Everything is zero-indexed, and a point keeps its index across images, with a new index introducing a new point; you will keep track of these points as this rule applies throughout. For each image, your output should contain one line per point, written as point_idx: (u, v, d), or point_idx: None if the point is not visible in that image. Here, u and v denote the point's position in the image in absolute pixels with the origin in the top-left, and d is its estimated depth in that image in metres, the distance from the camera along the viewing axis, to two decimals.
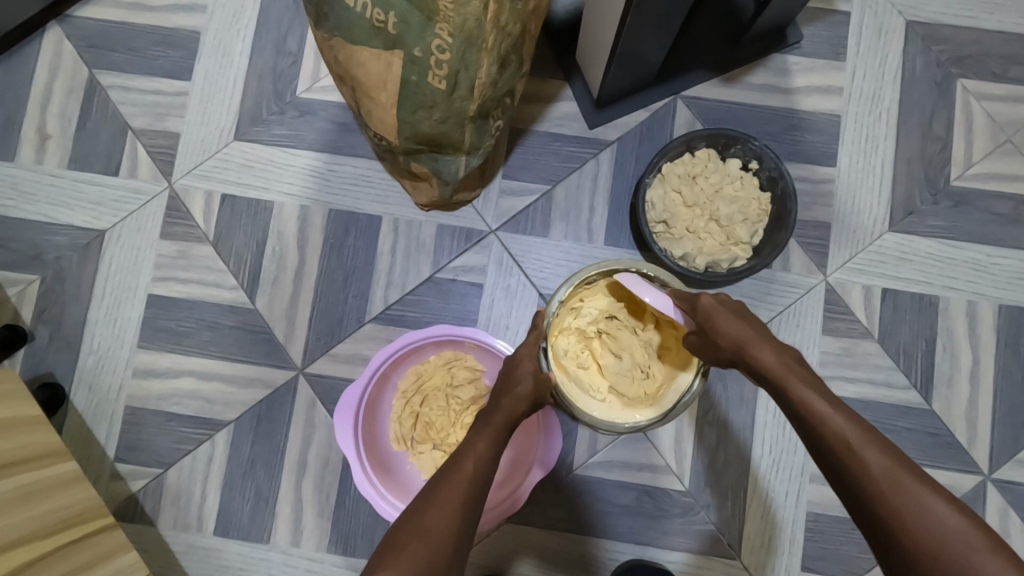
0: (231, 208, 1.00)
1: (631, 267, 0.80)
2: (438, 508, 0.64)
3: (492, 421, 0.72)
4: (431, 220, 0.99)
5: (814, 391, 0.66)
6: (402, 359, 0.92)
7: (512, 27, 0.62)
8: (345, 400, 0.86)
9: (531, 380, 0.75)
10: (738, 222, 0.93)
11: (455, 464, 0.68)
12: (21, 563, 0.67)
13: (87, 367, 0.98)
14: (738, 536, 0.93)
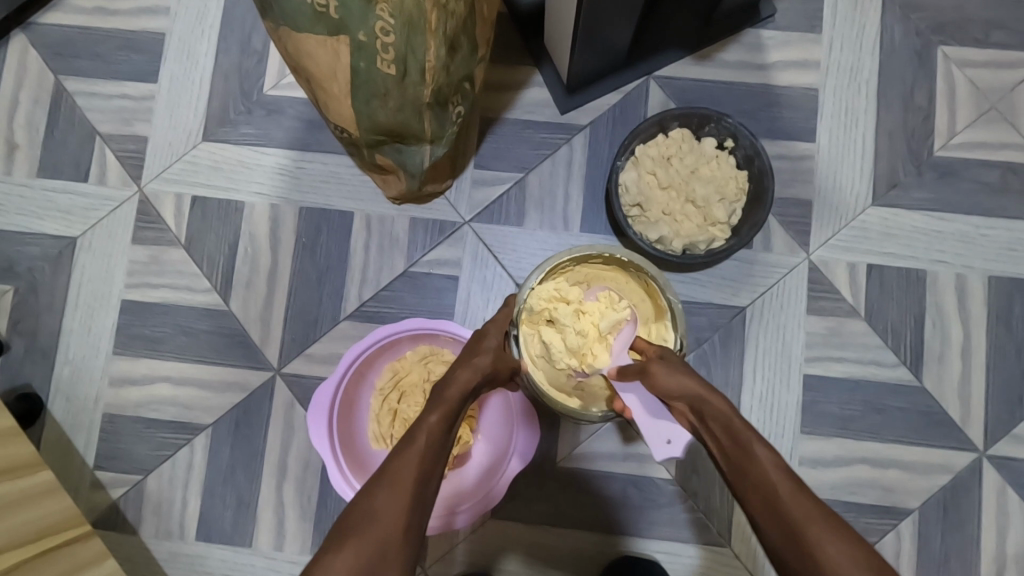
0: (202, 210, 0.99)
1: (604, 253, 0.80)
2: (393, 488, 0.62)
3: (449, 390, 0.69)
4: (404, 214, 0.97)
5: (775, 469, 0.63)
6: (378, 356, 0.91)
7: (456, 7, 0.60)
8: (318, 398, 0.84)
9: (491, 356, 0.72)
10: (715, 203, 0.90)
11: (409, 437, 0.66)
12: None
13: (64, 377, 0.97)
14: (728, 523, 0.91)
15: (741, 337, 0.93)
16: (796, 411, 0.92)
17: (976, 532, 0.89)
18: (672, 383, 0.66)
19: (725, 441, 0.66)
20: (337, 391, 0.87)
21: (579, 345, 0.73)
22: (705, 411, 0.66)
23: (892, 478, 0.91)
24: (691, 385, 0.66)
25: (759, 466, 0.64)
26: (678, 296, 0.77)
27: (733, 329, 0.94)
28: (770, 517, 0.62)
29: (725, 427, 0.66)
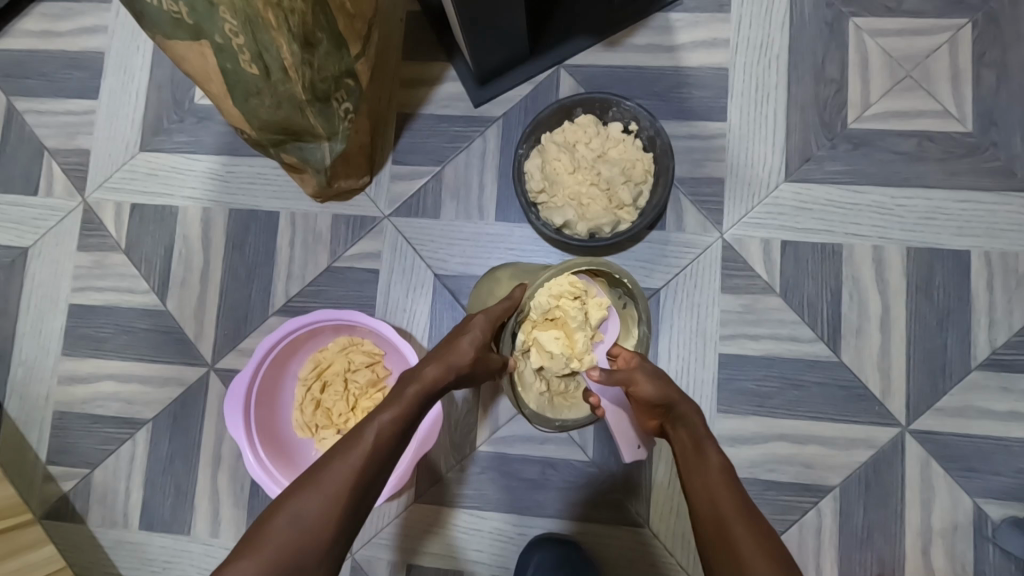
0: (140, 216, 1.04)
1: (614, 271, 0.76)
2: (320, 490, 0.63)
3: (407, 391, 0.71)
4: (326, 211, 1.01)
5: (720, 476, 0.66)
6: (299, 347, 0.94)
7: (296, 3, 0.64)
8: (234, 391, 0.88)
9: (471, 356, 0.73)
10: (620, 185, 0.91)
11: (356, 432, 0.68)
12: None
13: (18, 378, 1.03)
14: (646, 502, 0.92)
15: (656, 318, 0.94)
16: (713, 390, 0.92)
17: (900, 507, 0.87)
18: (653, 389, 0.70)
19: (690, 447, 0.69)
20: (255, 382, 0.90)
21: (576, 344, 0.75)
22: (681, 419, 0.70)
23: (812, 455, 0.90)
24: (672, 391, 0.70)
25: (710, 471, 0.66)
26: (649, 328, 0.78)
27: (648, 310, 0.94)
28: (708, 518, 0.63)
29: (691, 434, 0.69)
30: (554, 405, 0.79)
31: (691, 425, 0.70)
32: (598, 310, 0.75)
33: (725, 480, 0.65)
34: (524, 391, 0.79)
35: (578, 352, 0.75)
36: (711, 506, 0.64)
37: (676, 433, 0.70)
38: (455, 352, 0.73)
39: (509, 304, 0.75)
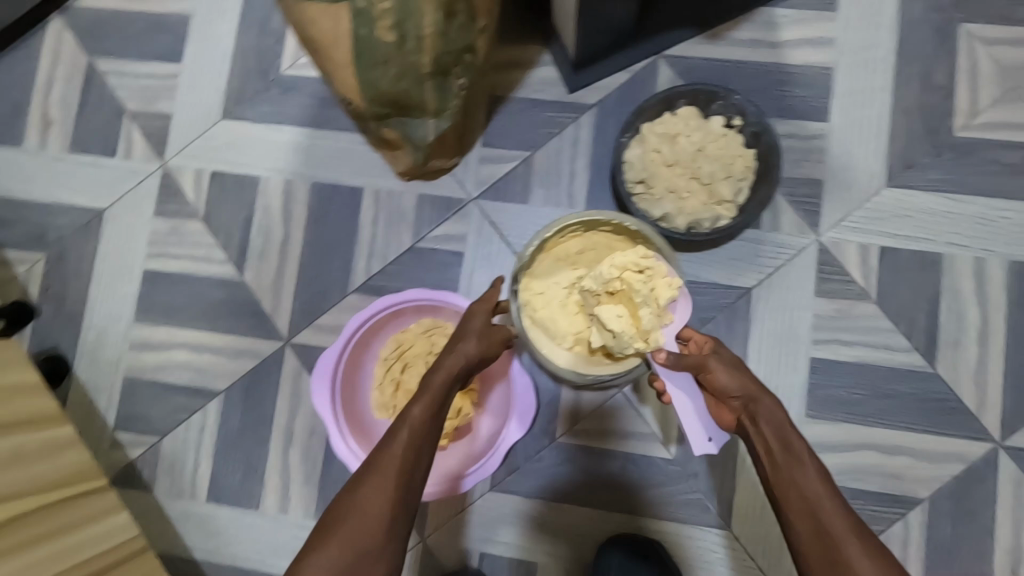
0: (219, 184, 1.03)
1: (615, 221, 0.77)
2: (374, 485, 0.64)
3: (434, 377, 0.68)
4: (412, 190, 0.99)
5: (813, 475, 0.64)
6: (383, 327, 0.93)
7: None
8: (321, 367, 0.88)
9: (477, 339, 0.72)
10: (721, 180, 0.89)
11: (397, 421, 0.67)
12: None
13: (89, 341, 1.02)
14: (727, 505, 0.90)
15: (747, 318, 0.92)
16: (802, 394, 0.90)
17: (990, 524, 0.86)
18: (729, 380, 0.66)
19: (775, 445, 0.65)
20: (343, 357, 0.90)
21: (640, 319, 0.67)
22: (760, 411, 0.66)
23: (901, 466, 0.88)
24: (747, 380, 0.66)
25: (800, 472, 0.64)
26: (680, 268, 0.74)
27: (739, 309, 0.92)
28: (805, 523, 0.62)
29: (774, 427, 0.65)
30: (587, 361, 0.73)
31: (771, 419, 0.66)
32: (665, 289, 0.67)
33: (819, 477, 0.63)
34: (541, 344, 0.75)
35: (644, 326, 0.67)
36: (810, 514, 0.62)
37: (756, 429, 0.66)
38: (462, 338, 0.72)
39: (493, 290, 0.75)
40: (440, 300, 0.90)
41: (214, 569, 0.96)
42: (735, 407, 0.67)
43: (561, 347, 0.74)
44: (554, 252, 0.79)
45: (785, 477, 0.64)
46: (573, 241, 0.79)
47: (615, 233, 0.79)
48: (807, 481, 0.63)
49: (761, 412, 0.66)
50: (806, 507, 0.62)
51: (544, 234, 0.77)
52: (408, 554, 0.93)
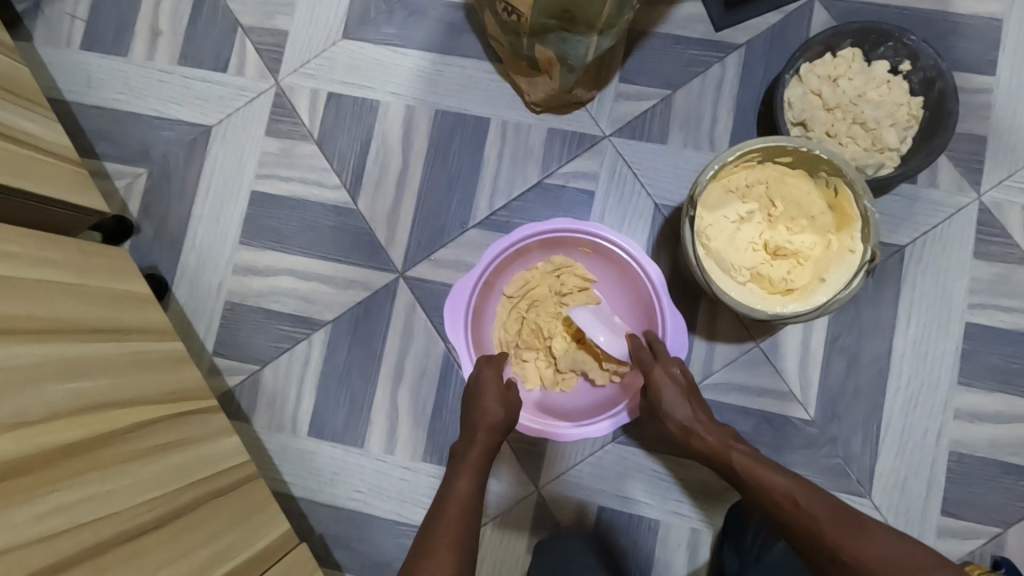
0: (337, 106, 0.97)
1: (799, 149, 0.70)
2: (437, 555, 0.66)
3: (460, 477, 0.76)
4: (542, 124, 0.94)
5: (863, 529, 0.62)
6: (511, 261, 0.88)
7: None
8: (453, 302, 0.84)
9: (501, 409, 0.80)
10: (887, 126, 0.84)
11: (439, 512, 0.72)
12: (107, 430, 0.61)
13: (189, 264, 0.97)
14: (870, 474, 0.84)
15: (899, 277, 0.86)
16: (955, 361, 0.85)
17: None
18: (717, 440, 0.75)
19: (819, 514, 0.65)
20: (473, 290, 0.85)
21: (762, 260, 0.73)
22: (754, 479, 0.70)
23: None
24: (738, 451, 0.73)
25: (832, 510, 0.64)
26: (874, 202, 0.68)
27: (890, 267, 0.87)
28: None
29: (780, 471, 0.70)
30: (766, 298, 0.71)
31: (775, 482, 0.68)
32: (753, 228, 0.74)
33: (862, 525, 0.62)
34: (724, 283, 0.71)
35: (783, 265, 0.72)
36: (864, 551, 0.61)
37: (763, 480, 0.69)
38: (476, 424, 0.80)
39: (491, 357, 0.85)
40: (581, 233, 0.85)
41: (313, 508, 0.91)
42: (742, 465, 0.71)
43: (734, 281, 0.71)
44: (725, 181, 0.73)
45: (843, 545, 0.62)
46: (741, 173, 0.73)
47: (795, 164, 0.72)
48: (840, 516, 0.64)
49: (764, 481, 0.69)
50: (848, 546, 0.61)
51: (724, 160, 0.70)
52: (522, 504, 0.88)
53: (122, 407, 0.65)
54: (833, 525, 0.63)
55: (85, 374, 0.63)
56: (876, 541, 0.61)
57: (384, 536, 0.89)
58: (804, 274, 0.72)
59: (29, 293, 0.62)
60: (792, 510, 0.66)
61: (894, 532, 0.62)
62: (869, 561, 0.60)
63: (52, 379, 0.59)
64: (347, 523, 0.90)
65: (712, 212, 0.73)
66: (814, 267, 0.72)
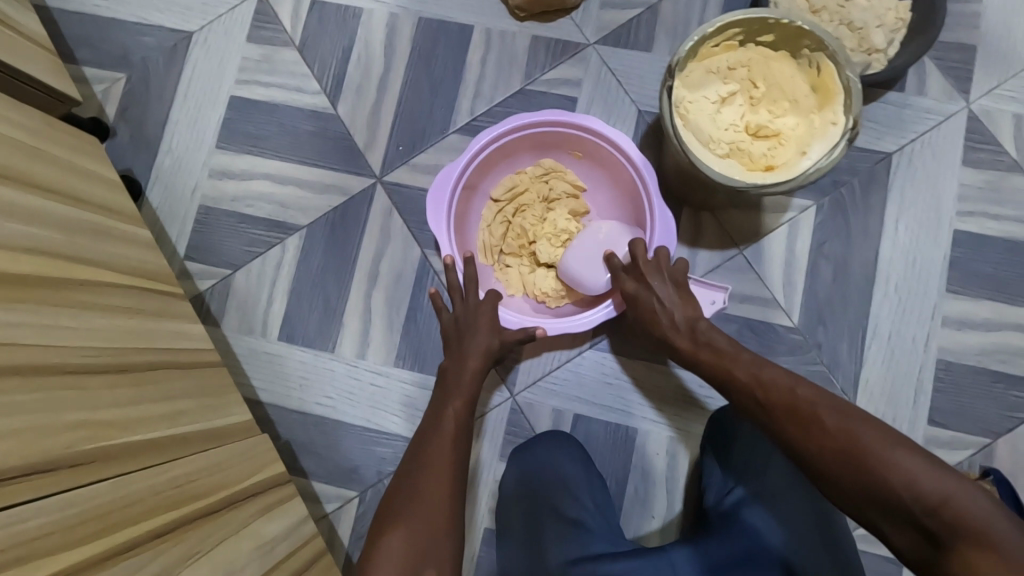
0: (320, 13, 0.95)
1: (783, 23, 0.68)
2: (431, 472, 0.65)
3: (451, 402, 0.73)
4: (525, 32, 0.93)
5: (828, 409, 0.57)
6: (497, 161, 0.85)
7: None
8: (436, 197, 0.80)
9: (496, 339, 0.77)
10: (874, 28, 0.82)
11: (433, 432, 0.70)
12: (64, 276, 0.58)
13: (165, 166, 0.95)
14: (855, 381, 0.82)
15: (886, 183, 0.85)
16: (943, 268, 0.83)
17: None
18: (687, 339, 0.71)
19: (781, 405, 0.60)
20: (458, 186, 0.81)
21: (742, 141, 0.71)
22: (727, 369, 0.66)
23: None
24: (706, 347, 0.69)
25: (789, 394, 0.60)
26: (857, 72, 0.67)
27: (877, 173, 0.85)
28: (833, 450, 0.54)
29: (744, 360, 0.65)
30: (747, 172, 0.69)
31: (746, 364, 0.64)
32: (733, 110, 0.72)
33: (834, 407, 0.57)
34: (704, 158, 0.69)
35: (764, 145, 0.71)
36: (817, 434, 0.56)
37: (729, 377, 0.65)
38: (468, 354, 0.76)
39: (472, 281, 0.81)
40: (573, 130, 0.82)
41: (281, 413, 0.89)
42: (710, 360, 0.68)
43: (713, 155, 0.70)
44: (707, 61, 0.72)
45: (801, 427, 0.57)
46: (722, 54, 0.72)
47: (777, 43, 0.71)
48: (796, 399, 0.59)
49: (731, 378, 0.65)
50: (805, 433, 0.57)
51: (706, 32, 0.68)
52: (498, 412, 0.86)
53: (82, 264, 0.62)
54: (792, 404, 0.59)
55: (43, 222, 0.59)
56: (827, 423, 0.56)
57: (350, 441, 0.88)
58: (787, 152, 0.70)
59: (7, 142, 0.59)
60: (755, 404, 0.62)
61: (854, 410, 0.56)
62: (820, 443, 0.55)
63: (14, 214, 0.55)
64: (314, 428, 0.88)
65: (693, 91, 0.71)
66: (796, 144, 0.70)
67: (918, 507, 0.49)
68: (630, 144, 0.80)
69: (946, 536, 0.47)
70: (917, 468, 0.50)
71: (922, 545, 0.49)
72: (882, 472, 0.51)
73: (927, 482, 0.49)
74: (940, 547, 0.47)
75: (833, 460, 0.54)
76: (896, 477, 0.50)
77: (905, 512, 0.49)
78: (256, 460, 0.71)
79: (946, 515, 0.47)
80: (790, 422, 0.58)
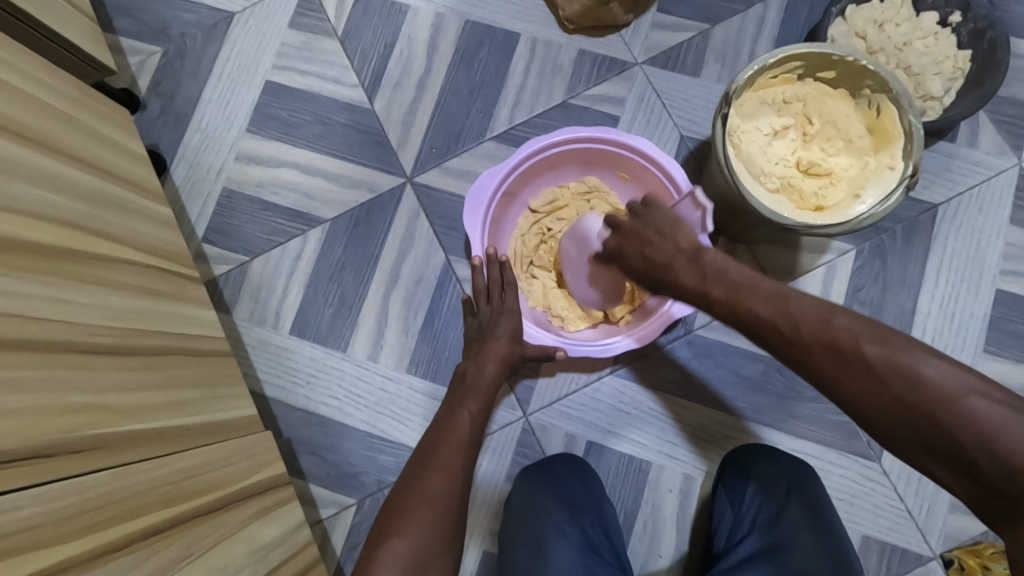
0: (365, 7, 0.94)
1: (847, 61, 0.66)
2: (441, 469, 0.61)
3: (466, 402, 0.70)
4: (572, 44, 0.91)
5: (879, 344, 0.47)
6: (541, 172, 0.83)
7: None
8: (475, 196, 0.77)
9: (515, 345, 0.76)
10: (931, 75, 0.81)
11: (447, 426, 0.67)
12: (83, 250, 0.55)
13: (191, 144, 0.93)
14: None
15: (930, 234, 0.82)
16: (982, 327, 0.81)
17: None
18: (692, 276, 0.60)
19: (816, 346, 0.49)
20: (497, 191, 0.79)
21: (790, 176, 0.69)
22: (745, 299, 0.56)
23: None
24: (717, 283, 0.58)
25: (825, 327, 0.50)
26: (920, 118, 0.64)
27: (921, 223, 0.83)
28: (875, 389, 0.46)
29: (764, 293, 0.55)
30: (796, 210, 0.67)
31: (769, 295, 0.54)
32: (785, 143, 0.70)
33: (885, 337, 0.47)
34: (754, 191, 0.67)
35: (813, 183, 0.69)
36: (867, 351, 0.47)
37: (744, 311, 0.55)
38: (486, 357, 0.74)
39: (501, 289, 0.79)
40: (624, 151, 0.80)
41: (283, 409, 0.86)
42: (722, 295, 0.57)
43: (763, 188, 0.68)
44: (762, 91, 0.69)
45: (831, 361, 0.48)
46: (777, 85, 0.70)
47: (837, 80, 0.69)
48: (844, 332, 0.49)
49: (751, 319, 0.54)
50: (847, 353, 0.48)
51: (765, 63, 0.66)
52: (507, 429, 0.83)
53: (102, 238, 0.59)
54: (821, 325, 0.50)
55: (66, 191, 0.56)
56: (872, 361, 0.46)
57: (352, 445, 0.85)
58: (838, 194, 0.69)
59: (39, 106, 0.57)
60: (777, 337, 0.52)
61: (924, 347, 0.46)
62: (872, 379, 0.46)
63: (44, 184, 0.53)
64: (317, 428, 0.86)
65: (746, 120, 0.69)
66: (849, 186, 0.69)
67: (983, 455, 0.41)
68: (678, 168, 0.77)
69: (1023, 499, 0.39)
70: (999, 420, 0.41)
71: (986, 502, 0.41)
72: (960, 420, 0.42)
73: (1013, 438, 0.40)
74: (1022, 514, 0.40)
75: (885, 405, 0.45)
76: (966, 431, 0.41)
77: (968, 465, 0.42)
78: (258, 457, 0.68)
79: (1011, 467, 0.40)
80: (814, 343, 0.49)
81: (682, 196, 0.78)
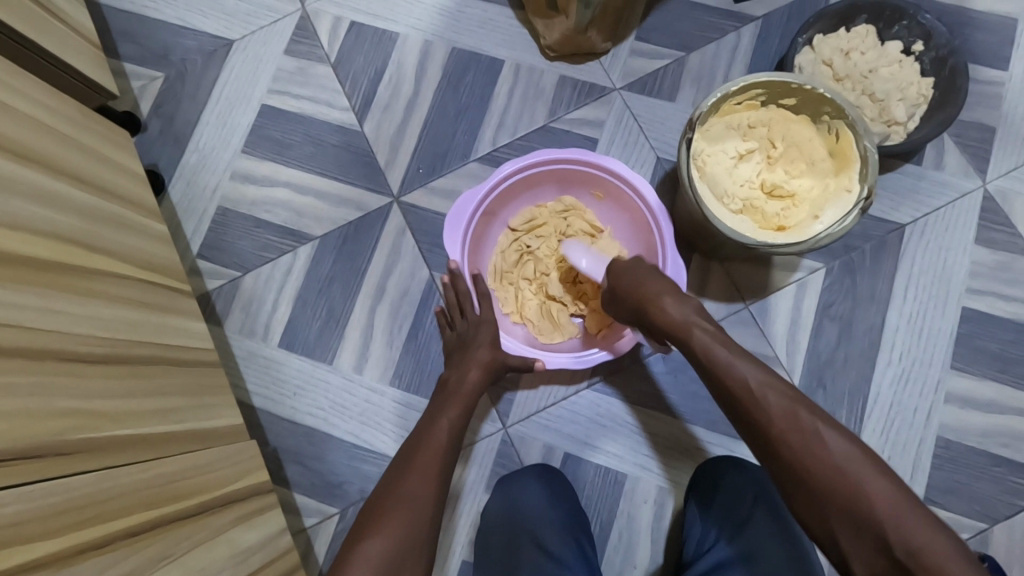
0: (357, 35, 0.98)
1: (805, 88, 0.69)
2: (420, 473, 0.63)
3: (447, 408, 0.72)
4: (554, 70, 0.95)
5: (818, 421, 0.55)
6: (520, 191, 0.86)
7: None
8: (456, 215, 0.80)
9: (495, 356, 0.78)
10: (895, 100, 0.84)
11: (429, 431, 0.69)
12: (78, 264, 0.58)
13: (189, 163, 0.97)
14: None
15: (897, 252, 0.85)
16: (949, 343, 0.83)
17: None
18: (677, 314, 0.64)
19: (771, 411, 0.56)
20: (477, 210, 0.82)
21: (754, 198, 0.73)
22: (714, 351, 0.61)
23: None
24: (699, 329, 0.63)
25: (782, 404, 0.57)
26: (874, 142, 0.67)
27: (889, 242, 0.85)
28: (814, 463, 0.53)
29: (737, 353, 0.61)
30: (758, 231, 0.71)
31: (740, 355, 0.61)
32: (750, 166, 0.74)
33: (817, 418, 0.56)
34: (717, 212, 0.70)
35: (776, 205, 0.72)
36: (801, 431, 0.55)
37: (715, 362, 0.61)
38: (468, 367, 0.76)
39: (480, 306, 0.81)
40: (598, 171, 0.83)
41: (271, 419, 0.89)
42: (696, 346, 0.62)
43: (726, 209, 0.72)
44: (727, 117, 0.73)
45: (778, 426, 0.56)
46: (742, 111, 0.73)
47: (798, 106, 0.73)
48: (785, 409, 0.56)
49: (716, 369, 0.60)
50: (788, 426, 0.56)
51: (728, 90, 0.69)
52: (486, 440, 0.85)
53: (97, 253, 0.62)
54: (774, 396, 0.57)
55: (64, 208, 0.59)
56: (809, 438, 0.55)
57: (337, 454, 0.87)
58: (800, 215, 0.72)
59: (41, 129, 0.61)
60: (746, 397, 0.58)
61: (838, 425, 0.55)
62: (816, 459, 0.54)
63: (42, 202, 0.56)
64: (303, 438, 0.88)
65: (711, 143, 0.72)
66: (810, 207, 0.72)
67: (892, 537, 0.49)
68: (649, 187, 0.80)
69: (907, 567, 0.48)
70: (896, 503, 0.50)
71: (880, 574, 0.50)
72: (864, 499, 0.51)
73: (911, 527, 0.49)
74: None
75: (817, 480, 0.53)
76: (875, 510, 0.50)
77: (880, 541, 0.50)
78: (241, 465, 0.71)
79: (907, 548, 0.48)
80: (764, 406, 0.57)
81: (654, 215, 0.81)
